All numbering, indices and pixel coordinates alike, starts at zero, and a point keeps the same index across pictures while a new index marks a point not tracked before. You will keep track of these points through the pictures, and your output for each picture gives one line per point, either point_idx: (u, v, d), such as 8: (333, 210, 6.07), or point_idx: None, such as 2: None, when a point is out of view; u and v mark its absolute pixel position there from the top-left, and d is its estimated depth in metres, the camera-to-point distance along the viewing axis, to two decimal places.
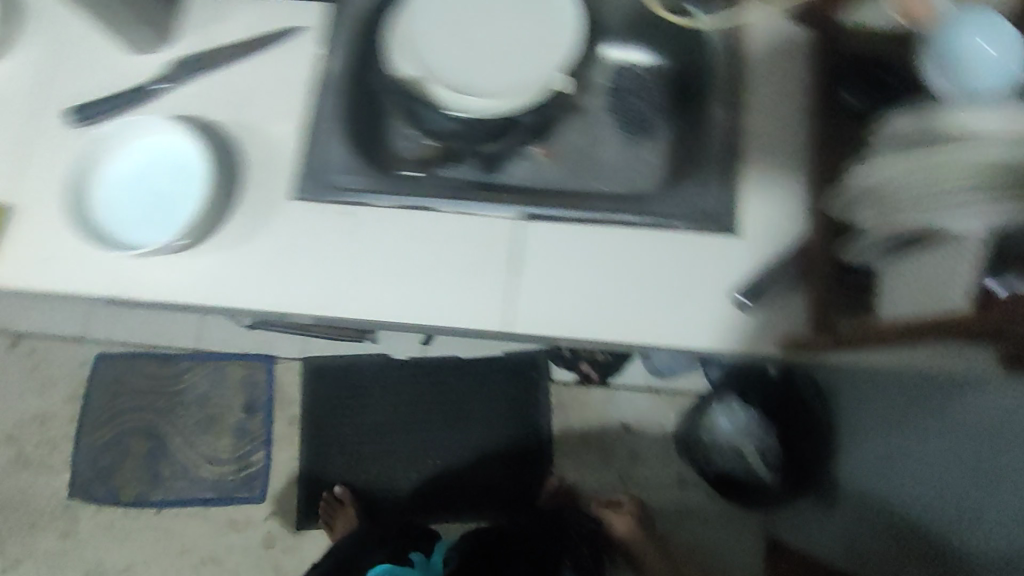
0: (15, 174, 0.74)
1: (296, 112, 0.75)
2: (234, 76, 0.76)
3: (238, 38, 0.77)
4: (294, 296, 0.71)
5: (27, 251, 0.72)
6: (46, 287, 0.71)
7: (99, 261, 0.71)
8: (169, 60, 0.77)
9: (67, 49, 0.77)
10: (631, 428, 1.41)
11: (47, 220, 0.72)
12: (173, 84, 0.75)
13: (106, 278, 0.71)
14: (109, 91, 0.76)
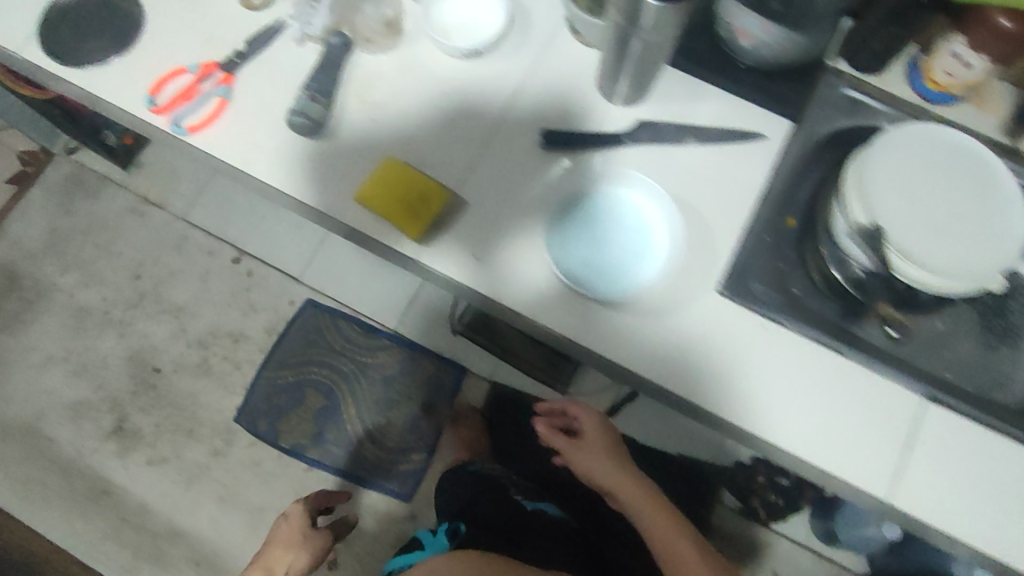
0: (471, 172, 0.77)
1: (738, 215, 0.77)
2: (691, 157, 0.79)
3: (703, 126, 0.80)
4: (688, 382, 0.73)
5: (462, 247, 0.75)
6: (470, 284, 0.74)
7: (526, 281, 0.74)
8: (638, 121, 0.80)
9: (548, 76, 0.82)
10: None
11: (488, 225, 0.75)
12: (638, 144, 0.79)
13: (525, 300, 0.74)
14: (582, 127, 0.80)
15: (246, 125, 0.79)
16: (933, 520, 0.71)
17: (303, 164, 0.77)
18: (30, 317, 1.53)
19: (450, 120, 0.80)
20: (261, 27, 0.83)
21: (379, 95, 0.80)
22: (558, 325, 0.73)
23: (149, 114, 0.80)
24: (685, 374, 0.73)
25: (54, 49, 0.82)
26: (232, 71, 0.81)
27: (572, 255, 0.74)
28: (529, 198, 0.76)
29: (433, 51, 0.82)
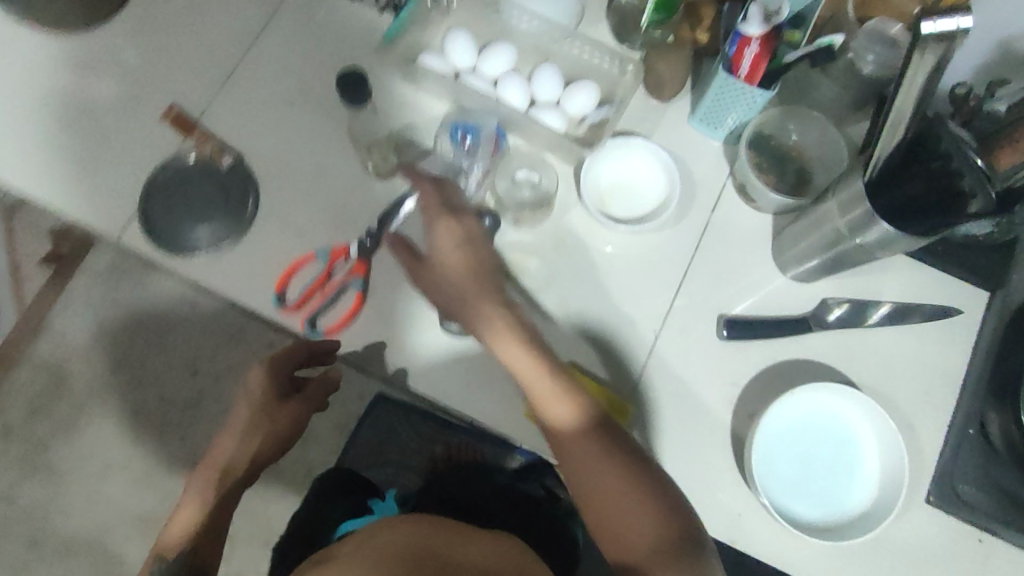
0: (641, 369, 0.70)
1: (940, 408, 0.70)
2: (883, 342, 0.71)
3: (891, 301, 0.72)
4: None
5: None
6: None
7: (718, 499, 0.67)
8: (818, 300, 0.73)
9: (714, 248, 0.74)
10: None
11: (669, 434, 0.68)
12: (825, 330, 0.71)
13: (715, 513, 0.66)
14: (774, 314, 0.72)
15: (388, 322, 0.70)
16: None
17: (456, 366, 0.69)
18: (85, 421, 1.41)
19: (612, 307, 0.72)
20: (392, 203, 0.72)
21: (532, 282, 0.72)
22: (754, 544, 0.66)
23: (279, 312, 0.70)
24: (816, 551, 0.66)
25: (158, 231, 0.72)
26: (367, 255, 0.70)
27: (771, 479, 0.65)
28: (720, 404, 0.69)
29: (588, 225, 0.73)
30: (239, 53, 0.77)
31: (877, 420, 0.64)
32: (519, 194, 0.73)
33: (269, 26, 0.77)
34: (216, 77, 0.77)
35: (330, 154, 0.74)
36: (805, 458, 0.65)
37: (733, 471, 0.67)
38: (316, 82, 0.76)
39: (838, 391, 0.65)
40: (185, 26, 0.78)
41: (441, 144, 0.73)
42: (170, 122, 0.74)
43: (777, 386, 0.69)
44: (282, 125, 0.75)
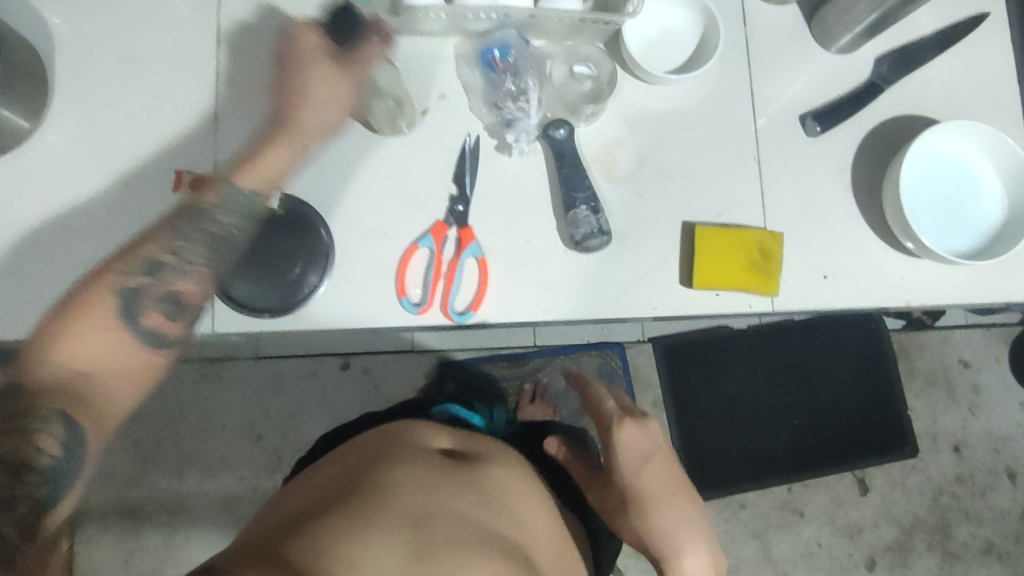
0: (761, 196, 0.71)
1: (1013, 104, 0.74)
2: (941, 70, 0.74)
3: (932, 30, 0.74)
4: None
5: (806, 273, 0.70)
6: (834, 305, 0.70)
7: (880, 273, 0.71)
8: (872, 59, 0.74)
9: (762, 56, 0.73)
10: (969, 364, 1.46)
11: (814, 241, 0.70)
12: (893, 83, 0.73)
13: (879, 284, 0.70)
14: (843, 91, 0.73)
15: (526, 272, 0.67)
16: None
17: (603, 278, 0.68)
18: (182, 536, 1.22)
19: (707, 156, 0.71)
20: (458, 158, 0.68)
21: (624, 166, 0.70)
22: (921, 293, 0.71)
23: (416, 316, 0.66)
24: (973, 273, 0.71)
25: (248, 303, 0.65)
26: (467, 222, 0.67)
27: (924, 229, 0.69)
28: (837, 190, 0.71)
29: (646, 90, 0.71)
30: (211, 87, 0.69)
31: (982, 136, 0.69)
32: (570, 95, 0.70)
33: (226, 44, 0.69)
34: (201, 122, 0.68)
35: (368, 143, 0.68)
36: (939, 199, 0.69)
37: (879, 241, 0.71)
38: None
39: (940, 126, 0.69)
40: (135, 84, 0.68)
41: (470, 80, 0.69)
42: (190, 187, 0.67)
43: (879, 154, 0.72)
44: None
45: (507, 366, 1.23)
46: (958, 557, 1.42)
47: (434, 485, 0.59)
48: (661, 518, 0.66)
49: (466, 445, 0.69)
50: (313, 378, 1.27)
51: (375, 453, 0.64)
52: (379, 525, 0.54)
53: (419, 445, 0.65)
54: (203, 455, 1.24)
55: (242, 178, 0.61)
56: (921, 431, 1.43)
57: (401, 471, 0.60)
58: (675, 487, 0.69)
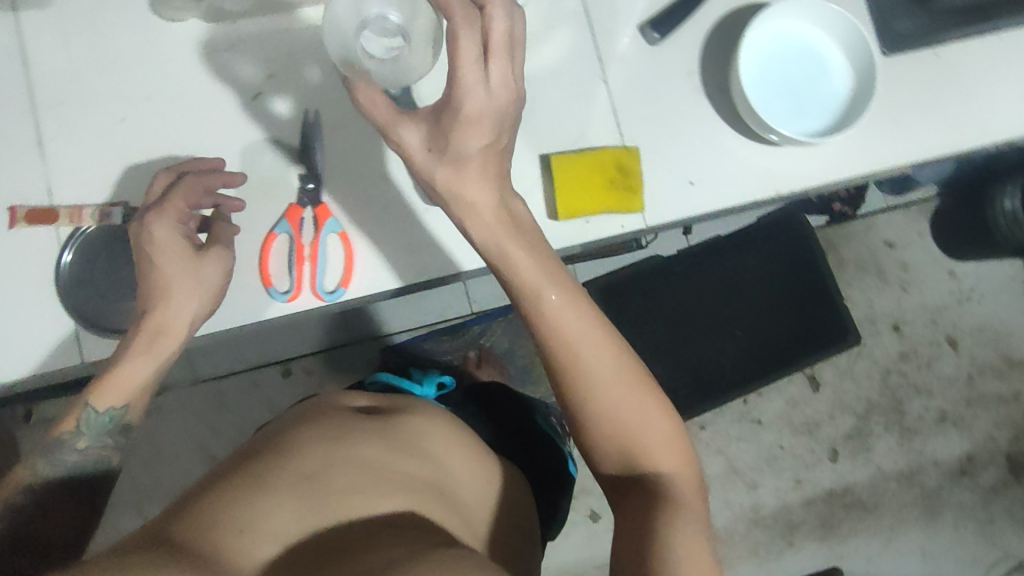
0: (617, 116, 0.70)
1: None
2: None
3: None
4: (929, 140, 0.72)
5: (673, 183, 0.70)
6: (705, 210, 0.70)
7: (745, 169, 0.71)
8: None
9: None
10: (896, 243, 1.49)
11: (675, 149, 0.70)
12: None
13: (744, 181, 0.71)
14: None
15: (391, 238, 0.66)
16: (933, 143, 0.72)
17: None
18: None
19: (554, 84, 0.70)
20: (300, 135, 0.66)
21: None
22: (786, 183, 0.71)
23: (288, 304, 0.65)
24: (833, 155, 0.71)
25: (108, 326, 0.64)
26: (321, 199, 0.65)
27: (774, 116, 0.69)
28: (690, 93, 0.71)
29: None
30: (28, 115, 0.65)
31: (817, 11, 0.68)
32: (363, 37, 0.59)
33: (36, 66, 0.66)
34: (25, 151, 0.65)
35: (209, 140, 0.66)
36: (788, 83, 0.69)
37: (739, 137, 0.71)
38: (129, 85, 0.66)
39: (775, 8, 0.68)
40: None
41: (297, 54, 0.67)
42: (27, 222, 0.64)
43: (726, 48, 0.71)
44: (135, 151, 0.66)
45: (447, 339, 1.24)
46: (915, 430, 1.47)
47: (334, 438, 0.56)
48: (525, 265, 0.54)
49: (177, 280, 0.60)
50: (255, 390, 1.25)
51: (282, 425, 0.60)
52: (277, 485, 0.49)
53: (334, 408, 0.62)
54: (157, 489, 1.22)
55: (100, 400, 0.61)
56: (860, 318, 1.47)
57: (308, 429, 0.57)
58: (553, 263, 0.56)
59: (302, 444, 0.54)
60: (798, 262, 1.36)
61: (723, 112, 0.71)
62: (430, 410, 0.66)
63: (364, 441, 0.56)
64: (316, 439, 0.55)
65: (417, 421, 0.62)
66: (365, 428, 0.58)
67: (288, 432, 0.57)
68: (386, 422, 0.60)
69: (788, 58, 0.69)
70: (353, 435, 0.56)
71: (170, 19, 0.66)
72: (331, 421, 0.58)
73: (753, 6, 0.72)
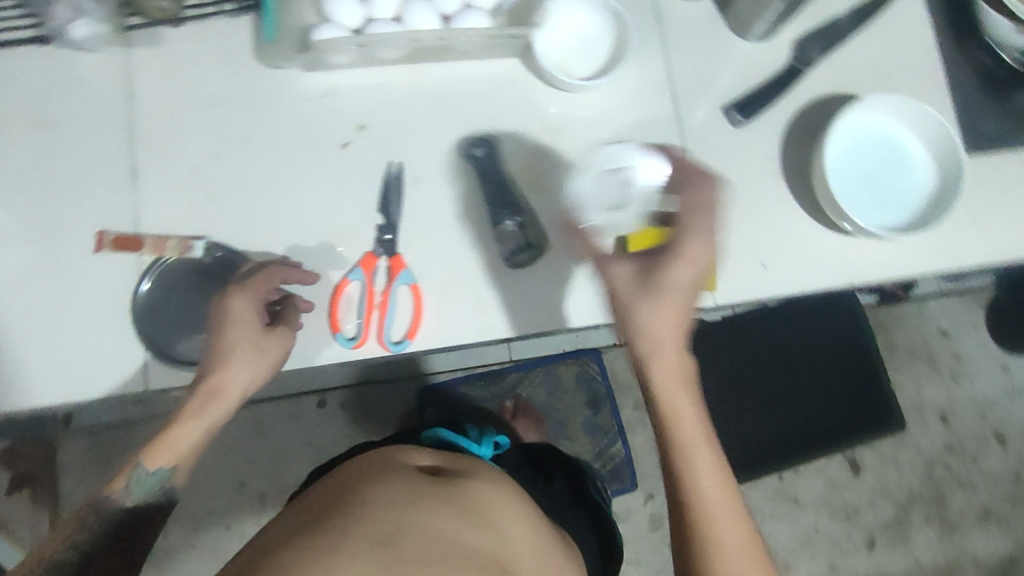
0: None
1: (936, 73, 0.74)
2: (859, 47, 0.74)
3: (847, 9, 0.74)
4: (1009, 242, 0.71)
5: (746, 265, 0.69)
6: (776, 293, 0.69)
7: (820, 257, 0.70)
8: (788, 45, 0.74)
9: (680, 53, 0.73)
10: (948, 330, 1.45)
11: (750, 231, 0.70)
12: (812, 64, 0.72)
13: (817, 268, 0.70)
14: (763, 75, 0.73)
15: (461, 295, 0.66)
16: (1015, 246, 0.71)
17: (543, 294, 0.67)
18: None
19: None
20: (383, 187, 0.67)
21: (551, 178, 0.69)
22: (861, 274, 0.70)
23: (353, 351, 0.65)
24: (910, 250, 0.70)
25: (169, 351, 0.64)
26: (396, 250, 0.66)
27: (855, 207, 0.68)
28: (769, 177, 0.71)
29: (564, 100, 0.71)
30: (126, 145, 0.68)
31: (905, 109, 0.68)
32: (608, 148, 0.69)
33: (140, 100, 0.69)
34: (119, 180, 0.68)
35: (294, 183, 0.68)
36: (871, 176, 0.69)
37: (816, 224, 0.70)
38: (224, 125, 0.69)
39: (863, 102, 0.68)
40: (54, 151, 0.68)
41: (387, 108, 0.69)
42: (112, 248, 0.66)
43: (807, 135, 0.71)
44: (222, 188, 0.68)
45: (485, 386, 1.23)
46: (958, 526, 1.41)
47: (405, 505, 0.54)
48: (658, 337, 0.57)
49: (243, 347, 0.60)
50: (289, 419, 1.26)
51: (350, 481, 0.60)
52: (349, 549, 0.49)
53: (399, 468, 0.62)
54: (184, 508, 1.22)
55: (150, 460, 0.60)
56: (906, 404, 1.43)
57: (378, 488, 0.56)
58: (682, 342, 0.58)
59: (375, 506, 0.54)
60: (852, 344, 1.33)
61: (801, 198, 0.71)
62: (495, 478, 0.66)
63: (435, 507, 0.55)
64: (387, 501, 0.54)
65: (482, 489, 0.61)
66: (436, 492, 0.57)
67: (358, 490, 0.57)
68: (453, 488, 0.60)
69: (872, 152, 0.69)
70: (424, 500, 0.56)
71: (274, 66, 0.69)
72: (401, 482, 0.58)
73: (837, 97, 0.72)
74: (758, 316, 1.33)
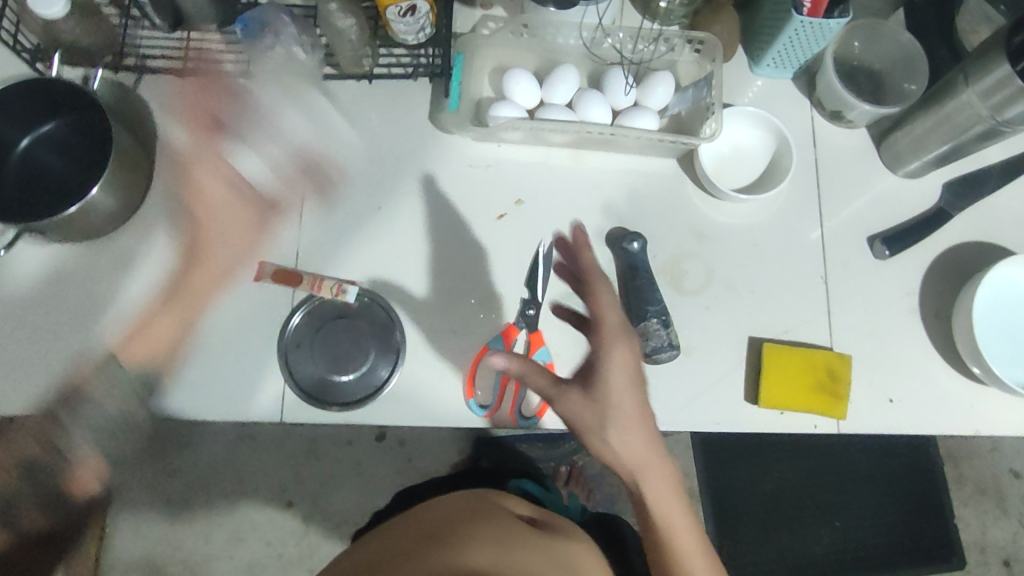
0: (828, 315, 0.71)
1: None
2: (1011, 199, 0.75)
3: (1002, 161, 0.75)
4: None
5: (873, 397, 0.69)
6: (902, 429, 0.69)
7: (949, 401, 0.70)
8: (939, 186, 0.75)
9: (830, 178, 0.74)
10: (1019, 474, 1.42)
11: (881, 364, 0.70)
12: (962, 211, 0.73)
13: (947, 412, 0.70)
14: (910, 213, 0.74)
15: None
16: None
17: (671, 392, 0.67)
18: None
19: (773, 272, 0.72)
20: (532, 262, 0.70)
21: (692, 280, 0.71)
22: (989, 427, 0.70)
23: (482, 419, 0.66)
24: None
25: (298, 380, 0.67)
26: (537, 326, 0.68)
27: (995, 360, 0.68)
28: (906, 314, 0.71)
29: (714, 204, 0.73)
30: (298, 183, 0.72)
31: None
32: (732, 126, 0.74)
33: (316, 144, 0.73)
34: (284, 214, 0.71)
35: (447, 244, 0.70)
36: (1013, 332, 0.69)
37: (948, 368, 0.70)
38: (391, 180, 0.72)
39: (1015, 260, 0.69)
40: (228, 177, 0.72)
41: (546, 188, 0.72)
42: (272, 278, 0.69)
43: (948, 278, 0.72)
44: (378, 238, 0.71)
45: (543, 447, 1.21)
46: None
47: (499, 554, 0.48)
48: (641, 418, 0.55)
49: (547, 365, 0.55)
50: (348, 446, 1.27)
51: (444, 514, 0.55)
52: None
53: (498, 511, 0.57)
54: (232, 519, 1.23)
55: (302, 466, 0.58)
56: (969, 543, 1.38)
57: (481, 528, 0.52)
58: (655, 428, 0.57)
59: (472, 543, 0.49)
60: (916, 468, 1.32)
61: (937, 340, 0.71)
62: (583, 543, 0.60)
63: (529, 555, 0.50)
64: (488, 541, 0.49)
65: (570, 550, 0.56)
66: (529, 543, 0.52)
67: (455, 526, 0.52)
68: (551, 546, 0.54)
69: (1018, 308, 0.69)
70: (523, 549, 0.50)
71: (446, 131, 0.73)
72: (501, 525, 0.53)
73: (982, 244, 0.73)
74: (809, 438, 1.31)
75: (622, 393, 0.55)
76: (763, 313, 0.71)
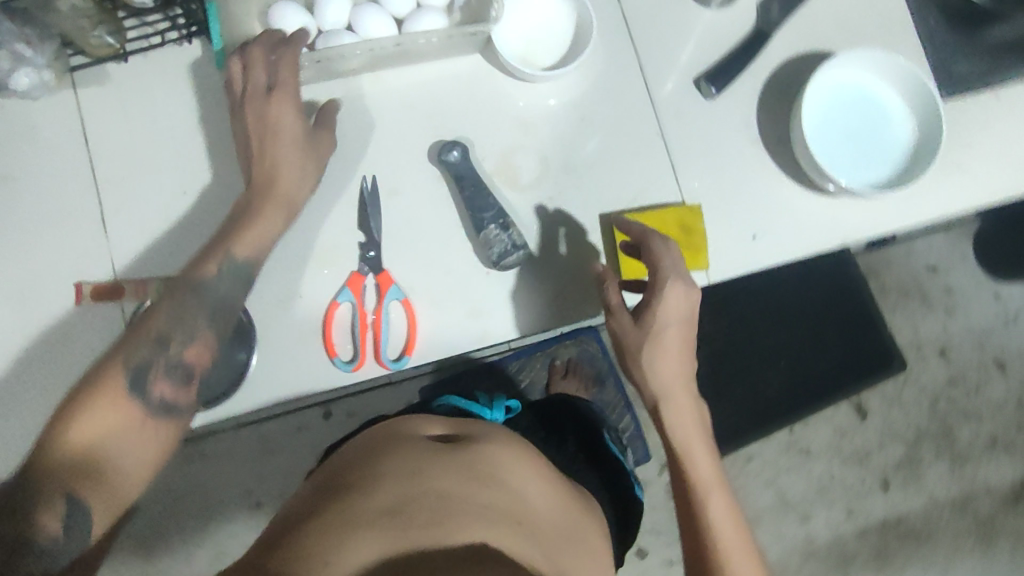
0: (674, 170, 0.69)
1: (901, 21, 0.73)
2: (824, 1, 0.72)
3: None
4: (993, 185, 0.71)
5: (735, 237, 0.68)
6: (769, 263, 0.69)
7: (809, 219, 0.69)
8: (752, 7, 0.72)
9: (643, 29, 0.71)
10: (937, 268, 1.46)
11: (736, 202, 0.69)
12: (779, 26, 0.71)
13: (809, 230, 0.69)
14: (730, 43, 0.71)
15: (453, 302, 0.65)
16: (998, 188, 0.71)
17: (536, 292, 0.66)
18: None
19: (609, 141, 0.69)
20: (360, 202, 0.66)
21: (528, 173, 0.68)
22: (853, 232, 0.70)
23: (352, 373, 0.64)
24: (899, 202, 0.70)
25: None
26: (382, 266, 0.65)
27: (838, 168, 0.67)
28: (749, 146, 0.70)
29: (531, 91, 0.69)
30: (90, 191, 0.66)
31: (880, 62, 0.67)
32: None
33: (97, 144, 0.66)
34: (86, 228, 0.65)
35: None
36: (851, 134, 0.68)
37: (801, 188, 0.69)
38: (189, 160, 0.67)
39: (834, 61, 0.67)
40: (13, 206, 0.65)
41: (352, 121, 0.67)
42: (93, 298, 0.64)
43: (780, 99, 0.70)
44: (195, 225, 0.66)
45: None
46: (967, 457, 1.44)
47: (414, 476, 0.49)
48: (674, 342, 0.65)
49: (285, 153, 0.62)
50: (299, 433, 1.24)
51: (360, 446, 0.55)
52: (360, 523, 0.44)
53: (408, 426, 0.56)
54: (201, 539, 1.21)
55: (229, 268, 0.59)
56: (904, 344, 1.44)
57: (389, 452, 0.52)
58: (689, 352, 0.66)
59: (387, 469, 0.49)
60: (842, 287, 1.34)
61: (784, 163, 0.70)
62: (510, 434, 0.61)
63: (446, 467, 0.50)
64: (403, 464, 0.50)
65: (496, 445, 0.56)
66: (446, 452, 0.52)
67: (367, 456, 0.52)
68: (471, 444, 0.54)
69: (849, 108, 0.68)
70: (441, 460, 0.51)
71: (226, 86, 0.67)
72: (415, 442, 0.53)
73: (806, 55, 0.71)
74: (732, 297, 1.32)
75: (672, 321, 0.64)
76: (609, 186, 0.68)
